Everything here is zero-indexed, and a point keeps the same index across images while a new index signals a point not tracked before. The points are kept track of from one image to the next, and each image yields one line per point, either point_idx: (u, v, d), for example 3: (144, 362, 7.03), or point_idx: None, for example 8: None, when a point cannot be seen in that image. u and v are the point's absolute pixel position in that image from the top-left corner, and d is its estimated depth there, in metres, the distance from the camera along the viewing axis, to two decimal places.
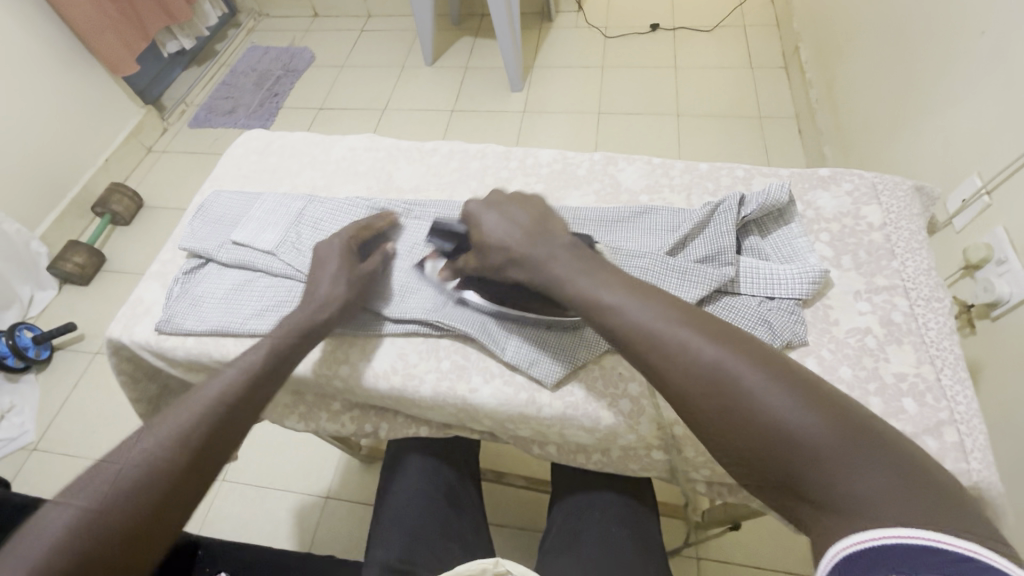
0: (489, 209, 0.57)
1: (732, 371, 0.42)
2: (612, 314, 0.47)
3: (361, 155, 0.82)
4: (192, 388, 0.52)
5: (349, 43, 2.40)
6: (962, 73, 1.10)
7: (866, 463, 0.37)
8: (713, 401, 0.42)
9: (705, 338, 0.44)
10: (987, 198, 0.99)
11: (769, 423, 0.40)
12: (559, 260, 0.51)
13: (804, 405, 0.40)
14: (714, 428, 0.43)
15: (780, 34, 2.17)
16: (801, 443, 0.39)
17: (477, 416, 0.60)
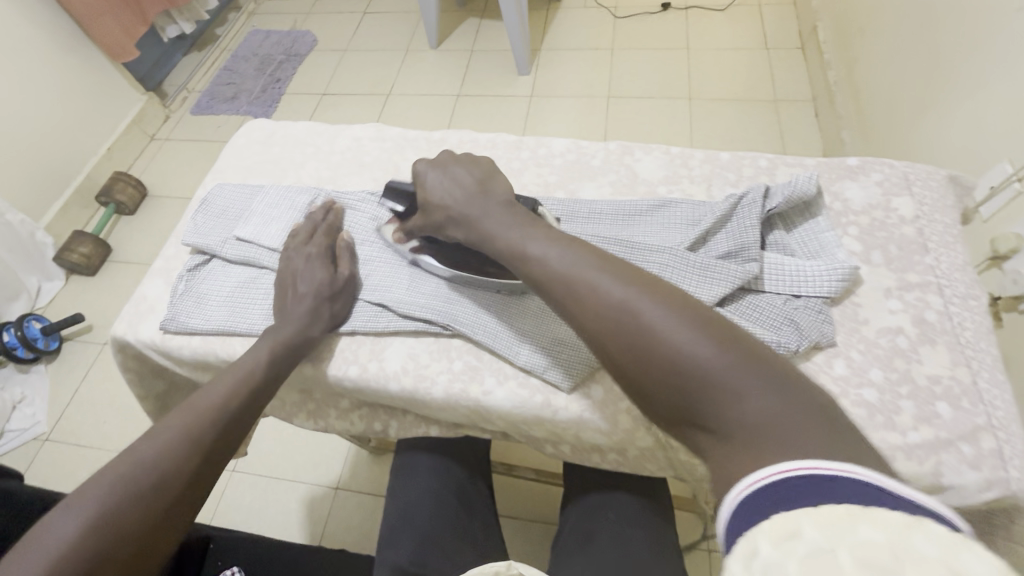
0: (432, 168, 0.59)
1: (638, 308, 0.41)
2: (533, 260, 0.48)
3: (367, 145, 0.79)
4: (199, 387, 0.54)
5: (352, 25, 2.34)
6: (994, 53, 1.05)
7: (759, 391, 0.37)
8: (619, 337, 0.41)
9: (616, 279, 0.44)
10: (1017, 185, 0.95)
11: (670, 355, 0.39)
12: (493, 218, 0.53)
13: (702, 336, 0.39)
14: (621, 367, 0.42)
15: (796, 12, 2.09)
16: (698, 373, 0.38)
17: (490, 418, 0.59)
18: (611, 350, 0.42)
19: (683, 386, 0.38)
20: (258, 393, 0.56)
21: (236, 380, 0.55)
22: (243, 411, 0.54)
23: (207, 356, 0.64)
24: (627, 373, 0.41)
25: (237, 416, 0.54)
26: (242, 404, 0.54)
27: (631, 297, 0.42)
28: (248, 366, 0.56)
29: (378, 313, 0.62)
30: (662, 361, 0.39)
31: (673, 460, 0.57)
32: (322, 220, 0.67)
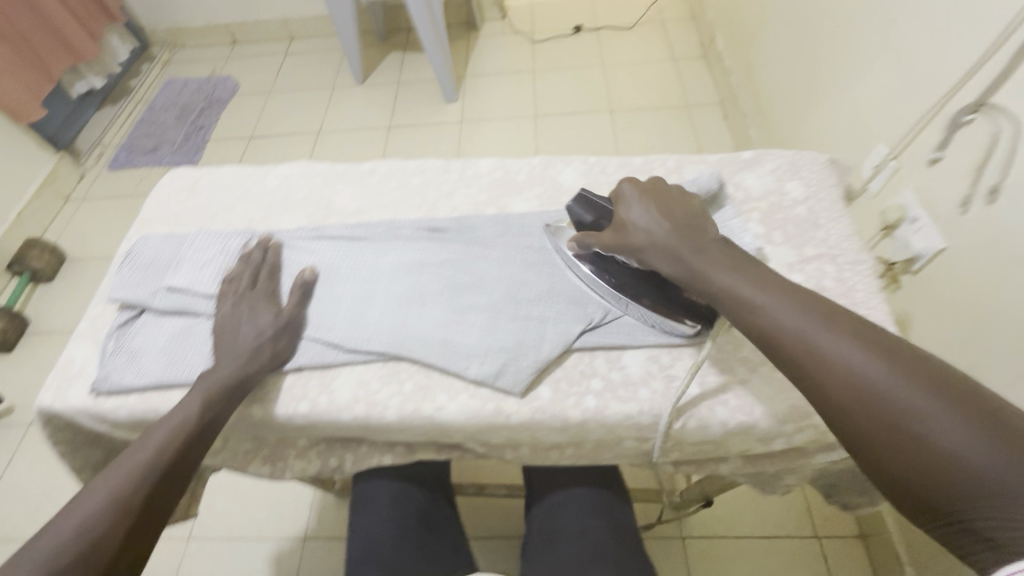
0: (639, 194, 0.56)
1: (898, 394, 0.39)
2: (754, 311, 0.46)
3: (296, 183, 0.80)
4: (132, 442, 0.53)
5: (274, 67, 2.33)
6: (860, 50, 1.19)
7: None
8: (871, 418, 0.39)
9: (863, 348, 0.41)
10: (894, 162, 1.08)
11: (932, 448, 0.37)
12: (711, 258, 0.50)
13: (976, 431, 0.36)
14: (868, 446, 0.40)
15: (695, 26, 2.28)
16: (974, 475, 0.35)
17: (447, 433, 0.60)
18: (861, 428, 0.40)
19: (949, 485, 0.36)
20: (194, 441, 0.54)
21: (168, 433, 0.53)
22: (178, 461, 0.52)
23: (145, 413, 0.61)
24: (876, 454, 0.39)
25: (171, 467, 0.52)
26: (175, 455, 0.52)
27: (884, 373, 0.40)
28: (180, 414, 0.54)
29: (326, 347, 0.62)
30: (920, 451, 0.37)
31: (626, 449, 0.60)
32: (257, 265, 0.67)
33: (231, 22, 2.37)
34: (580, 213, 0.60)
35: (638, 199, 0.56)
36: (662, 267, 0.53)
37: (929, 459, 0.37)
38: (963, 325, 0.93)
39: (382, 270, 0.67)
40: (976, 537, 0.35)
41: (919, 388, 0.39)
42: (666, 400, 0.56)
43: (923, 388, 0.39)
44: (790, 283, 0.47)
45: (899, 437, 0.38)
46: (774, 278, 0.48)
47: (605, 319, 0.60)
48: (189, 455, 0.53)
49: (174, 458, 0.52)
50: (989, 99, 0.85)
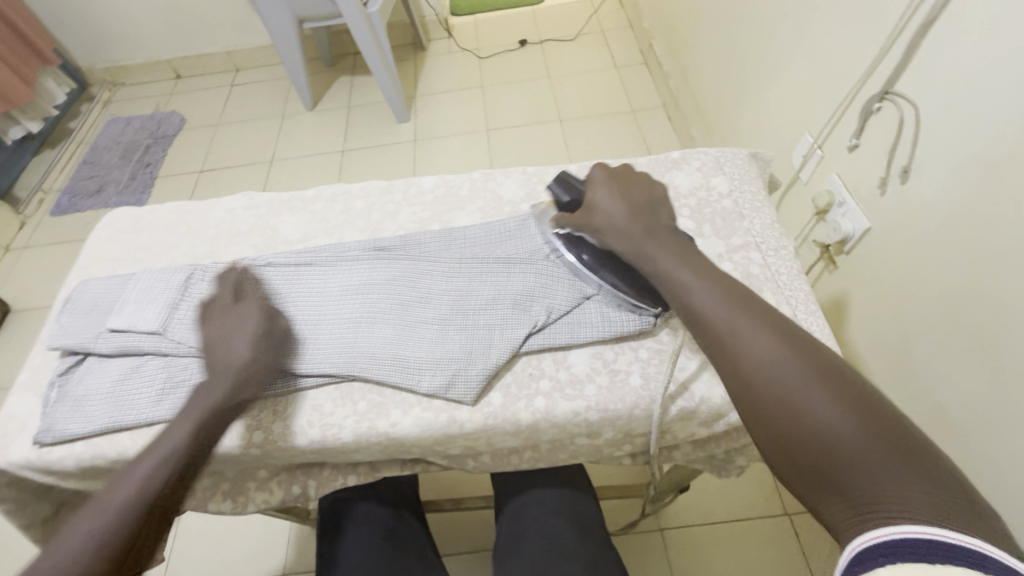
0: (608, 178, 0.59)
1: (790, 370, 0.40)
2: (680, 292, 0.47)
3: (240, 215, 0.80)
4: (112, 478, 0.49)
5: (221, 99, 2.31)
6: (780, 49, 1.27)
7: (911, 485, 0.33)
8: (762, 387, 0.40)
9: (768, 327, 0.42)
10: (819, 151, 1.15)
11: (812, 425, 0.37)
12: (660, 243, 0.52)
13: (852, 413, 0.36)
14: (758, 414, 0.40)
15: (634, 33, 2.36)
16: (846, 451, 0.35)
17: (404, 448, 0.61)
18: (753, 395, 0.40)
19: (822, 452, 0.36)
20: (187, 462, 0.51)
21: (152, 469, 0.49)
22: (172, 483, 0.50)
23: (94, 460, 0.60)
24: (763, 419, 0.40)
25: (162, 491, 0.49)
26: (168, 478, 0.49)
27: (783, 350, 0.40)
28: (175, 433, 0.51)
29: (277, 373, 0.62)
30: (800, 419, 0.38)
31: (581, 446, 0.61)
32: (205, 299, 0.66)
33: (173, 56, 2.34)
34: (562, 194, 0.64)
35: (604, 182, 0.59)
36: (616, 245, 0.55)
37: (805, 427, 0.37)
38: (889, 296, 0.98)
39: (330, 293, 0.68)
40: (841, 502, 0.35)
41: (809, 367, 0.39)
42: (612, 394, 0.58)
43: (814, 367, 0.39)
44: (722, 272, 0.48)
45: (787, 407, 0.39)
46: (713, 268, 0.49)
47: (551, 320, 0.62)
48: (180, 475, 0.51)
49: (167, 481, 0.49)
50: (893, 88, 0.92)
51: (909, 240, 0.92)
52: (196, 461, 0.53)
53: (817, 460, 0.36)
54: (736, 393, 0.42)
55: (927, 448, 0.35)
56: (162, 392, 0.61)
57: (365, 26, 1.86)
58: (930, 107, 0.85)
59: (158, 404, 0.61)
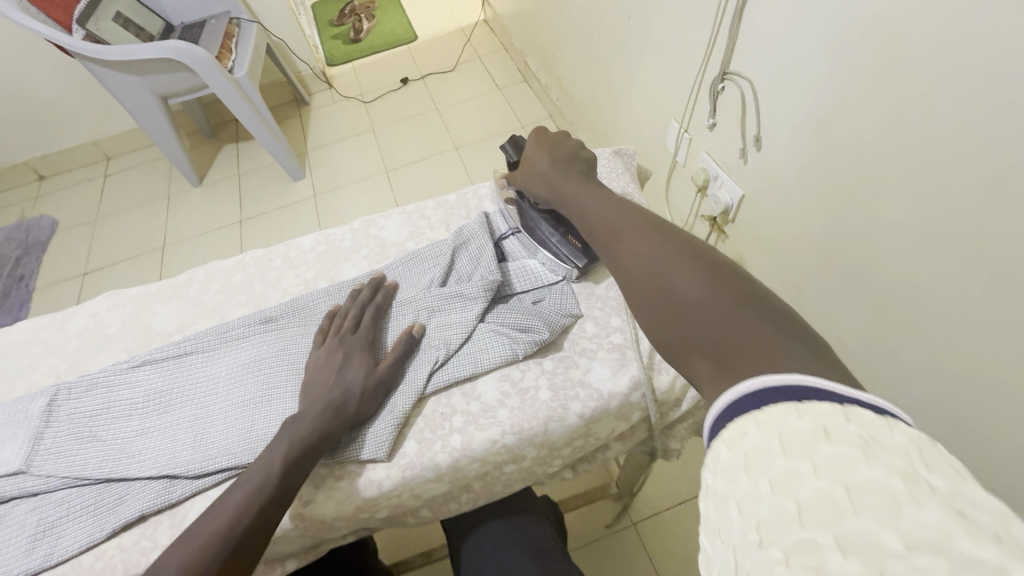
0: (538, 136, 0.65)
1: (661, 257, 0.43)
2: (586, 213, 0.54)
3: (106, 318, 0.73)
4: (163, 554, 0.46)
5: (95, 193, 2.14)
6: (632, 48, 1.36)
7: (745, 325, 0.35)
8: (640, 273, 0.44)
9: (650, 230, 0.47)
10: (686, 134, 1.23)
11: (674, 289, 0.40)
12: (570, 186, 0.58)
13: (713, 283, 0.39)
14: (632, 288, 0.44)
15: (509, 53, 2.44)
16: (696, 307, 0.38)
17: (327, 525, 0.56)
18: (632, 282, 0.44)
19: (682, 317, 0.39)
20: (247, 547, 0.47)
21: (194, 551, 0.45)
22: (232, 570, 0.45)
23: None
24: (639, 298, 0.43)
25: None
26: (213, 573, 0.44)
27: (663, 244, 0.44)
28: (227, 514, 0.47)
29: (169, 482, 0.57)
30: (669, 292, 0.40)
31: (510, 473, 0.60)
32: None
33: (31, 157, 2.16)
34: (511, 154, 0.68)
35: (534, 141, 0.65)
36: (536, 189, 0.62)
37: (669, 297, 0.40)
38: (774, 253, 1.05)
39: (216, 379, 0.63)
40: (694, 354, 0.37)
41: (677, 250, 0.43)
42: (524, 413, 0.58)
43: (685, 253, 0.42)
44: (624, 200, 0.54)
45: (656, 283, 0.42)
46: (617, 200, 0.54)
47: (450, 353, 0.61)
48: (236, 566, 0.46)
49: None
50: (729, 68, 1.01)
51: (778, 199, 0.99)
52: (262, 546, 0.48)
53: (674, 316, 0.39)
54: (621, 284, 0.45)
55: (784, 318, 0.36)
56: (35, 539, 0.54)
57: (237, 93, 1.80)
58: (761, 79, 0.94)
59: (33, 553, 0.54)
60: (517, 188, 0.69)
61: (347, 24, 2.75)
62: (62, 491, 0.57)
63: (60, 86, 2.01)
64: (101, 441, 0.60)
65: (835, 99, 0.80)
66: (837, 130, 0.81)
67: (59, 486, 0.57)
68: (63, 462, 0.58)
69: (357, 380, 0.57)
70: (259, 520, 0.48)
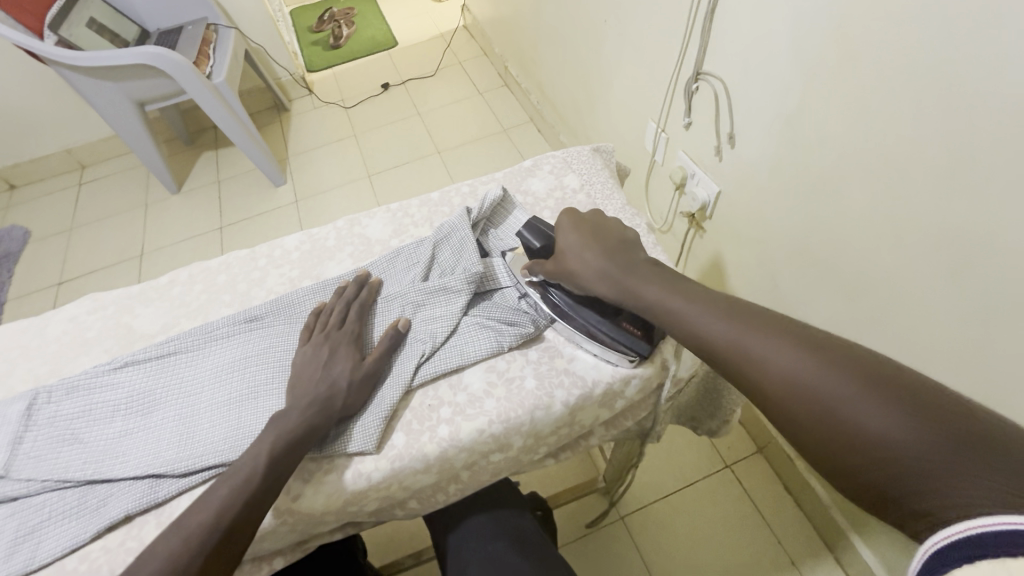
0: (574, 223, 0.62)
1: (820, 392, 0.38)
2: (685, 325, 0.49)
3: (86, 321, 0.73)
4: (151, 542, 0.47)
5: (69, 202, 2.10)
6: (610, 51, 1.39)
7: (996, 486, 0.29)
8: (798, 408, 0.39)
9: (789, 347, 0.42)
10: (663, 134, 1.26)
11: (866, 437, 0.35)
12: (652, 284, 0.53)
13: (909, 419, 0.34)
14: (799, 428, 0.39)
15: (489, 58, 2.46)
16: (909, 464, 0.33)
17: (317, 519, 0.56)
18: (793, 418, 0.40)
19: (893, 475, 0.34)
20: (233, 537, 0.47)
21: (182, 538, 0.46)
22: (220, 556, 0.46)
23: None
24: (816, 445, 0.38)
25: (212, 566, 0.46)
26: (201, 562, 0.45)
27: (811, 368, 0.40)
28: (213, 505, 0.48)
29: (154, 481, 0.56)
30: (862, 439, 0.35)
31: (498, 465, 0.61)
32: None
33: (1, 167, 2.11)
34: (532, 240, 0.64)
35: (569, 228, 0.61)
36: (599, 289, 0.56)
37: (857, 442, 0.36)
38: (750, 246, 1.08)
39: (201, 378, 0.63)
40: (931, 524, 0.31)
41: (819, 370, 0.39)
42: (511, 402, 0.59)
43: (847, 376, 0.38)
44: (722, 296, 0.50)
45: (843, 433, 0.37)
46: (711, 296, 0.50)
47: (435, 346, 0.62)
48: (222, 555, 0.47)
49: (203, 564, 0.45)
50: (703, 68, 1.04)
51: (753, 194, 1.02)
52: (250, 535, 0.49)
53: (880, 474, 0.34)
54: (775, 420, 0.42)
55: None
56: (15, 542, 0.53)
57: (215, 98, 1.78)
58: (732, 79, 0.97)
59: (14, 558, 0.53)
60: (547, 279, 0.62)
61: (326, 30, 2.75)
62: (44, 494, 0.57)
63: (32, 94, 1.97)
64: (84, 444, 0.59)
65: (802, 97, 0.83)
66: (807, 127, 0.84)
67: (40, 490, 0.57)
68: (45, 465, 0.57)
69: (343, 374, 0.58)
70: (244, 511, 0.48)
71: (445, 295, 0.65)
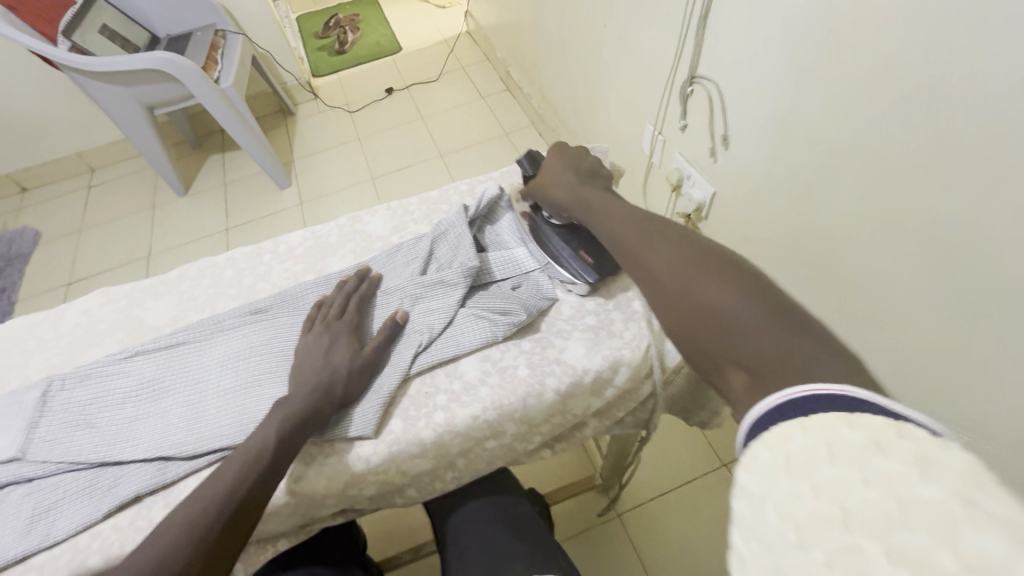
0: (562, 148, 0.70)
1: (688, 272, 0.45)
2: (611, 230, 0.56)
3: (98, 313, 0.76)
4: (166, 516, 0.49)
5: (79, 204, 2.14)
6: (608, 56, 1.42)
7: (785, 341, 0.36)
8: (664, 281, 0.46)
9: (681, 247, 0.48)
10: (660, 136, 1.29)
11: (707, 302, 0.41)
12: (596, 201, 0.61)
13: (745, 297, 0.40)
14: (658, 294, 0.46)
15: (492, 62, 2.50)
16: (729, 320, 0.39)
17: (318, 500, 0.59)
18: (659, 291, 0.46)
19: (712, 325, 0.40)
20: (246, 512, 0.49)
21: (198, 508, 0.48)
22: (235, 531, 0.48)
23: None
24: (668, 308, 0.44)
25: (227, 540, 0.47)
26: (216, 536, 0.47)
27: (689, 259, 0.46)
28: (226, 481, 0.50)
29: (163, 464, 0.59)
30: (703, 303, 0.42)
31: (493, 451, 0.63)
32: None
33: (14, 170, 2.15)
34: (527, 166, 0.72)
35: (556, 150, 0.70)
36: (557, 200, 0.66)
37: (697, 304, 0.42)
38: (744, 246, 1.10)
39: (209, 367, 0.66)
40: (732, 368, 0.37)
41: (697, 263, 0.46)
42: (504, 390, 0.61)
43: (714, 269, 0.44)
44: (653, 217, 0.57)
45: (691, 298, 0.43)
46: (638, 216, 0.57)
47: (433, 336, 0.65)
48: (236, 526, 0.48)
49: (217, 534, 0.47)
50: (697, 71, 1.07)
51: (747, 195, 1.04)
52: (259, 510, 0.50)
53: (704, 323, 0.41)
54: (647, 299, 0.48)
55: (828, 337, 0.36)
56: (32, 521, 0.56)
57: (222, 101, 1.82)
58: (725, 81, 1.00)
59: (30, 535, 0.55)
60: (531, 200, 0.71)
61: (331, 36, 2.80)
62: (58, 476, 0.59)
63: (44, 98, 2.02)
64: (96, 428, 0.62)
65: (792, 99, 0.86)
66: (796, 127, 0.86)
67: (54, 471, 0.59)
68: (58, 447, 0.60)
69: (343, 362, 0.61)
70: (255, 488, 0.50)
71: (443, 287, 0.68)
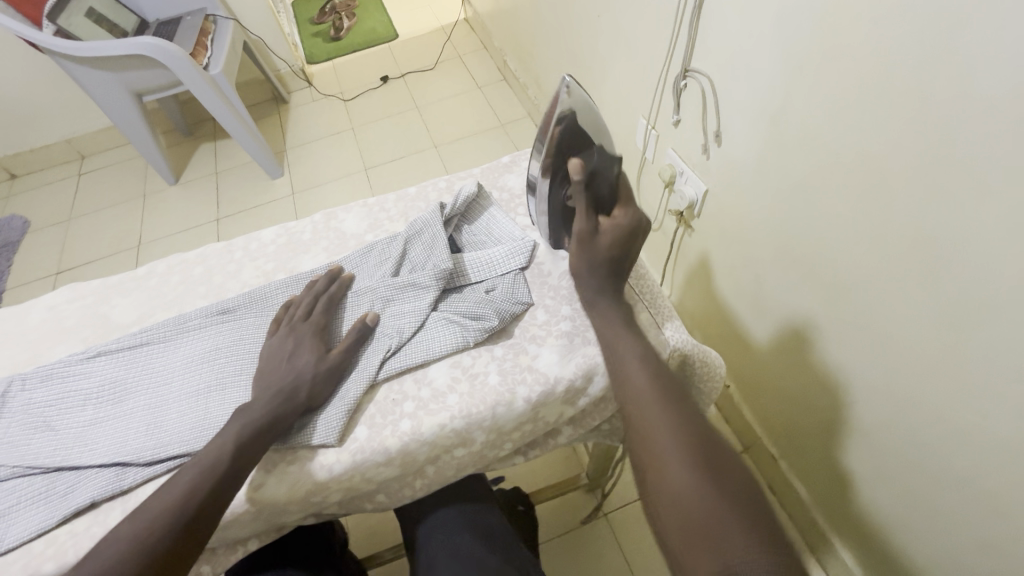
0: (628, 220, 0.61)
1: (684, 456, 0.44)
2: (615, 364, 0.53)
3: (64, 310, 0.74)
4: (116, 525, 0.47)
5: (69, 191, 2.12)
6: (602, 47, 1.38)
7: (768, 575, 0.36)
8: (657, 457, 0.45)
9: (680, 416, 0.47)
10: (653, 131, 1.25)
11: (697, 502, 0.41)
12: (603, 312, 0.58)
13: (736, 513, 0.40)
14: (652, 471, 0.45)
15: (489, 52, 2.45)
16: (718, 533, 0.39)
17: (280, 508, 0.57)
18: (652, 465, 0.45)
19: (699, 533, 0.40)
20: (205, 520, 0.48)
21: (152, 518, 0.46)
22: (192, 539, 0.47)
23: None
24: (658, 488, 0.44)
25: (183, 548, 0.46)
26: (170, 544, 0.46)
27: (686, 438, 0.45)
28: (184, 487, 0.49)
29: (121, 469, 0.57)
30: (692, 502, 0.42)
31: (462, 461, 0.62)
32: None
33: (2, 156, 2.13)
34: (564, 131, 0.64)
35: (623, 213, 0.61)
36: (576, 266, 0.61)
37: (687, 499, 0.42)
38: (734, 247, 1.08)
39: (172, 369, 0.64)
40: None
41: (696, 441, 0.45)
42: (473, 398, 0.59)
43: (709, 461, 0.44)
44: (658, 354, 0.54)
45: (682, 490, 0.42)
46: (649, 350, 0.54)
47: (403, 341, 0.63)
48: (189, 539, 0.47)
49: (168, 547, 0.45)
50: (691, 65, 1.03)
51: (737, 195, 1.01)
52: (214, 524, 0.49)
53: (692, 526, 0.41)
54: (634, 457, 0.47)
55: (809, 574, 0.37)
56: None
57: (211, 90, 1.78)
58: (718, 76, 0.96)
59: None
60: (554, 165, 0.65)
61: (326, 22, 2.74)
62: (15, 480, 0.58)
63: (32, 84, 1.99)
64: (55, 431, 0.60)
65: (785, 95, 0.82)
66: (789, 126, 0.83)
67: (10, 476, 0.58)
68: (16, 451, 0.59)
69: (307, 367, 0.59)
70: (215, 496, 0.49)
71: (415, 290, 0.66)
